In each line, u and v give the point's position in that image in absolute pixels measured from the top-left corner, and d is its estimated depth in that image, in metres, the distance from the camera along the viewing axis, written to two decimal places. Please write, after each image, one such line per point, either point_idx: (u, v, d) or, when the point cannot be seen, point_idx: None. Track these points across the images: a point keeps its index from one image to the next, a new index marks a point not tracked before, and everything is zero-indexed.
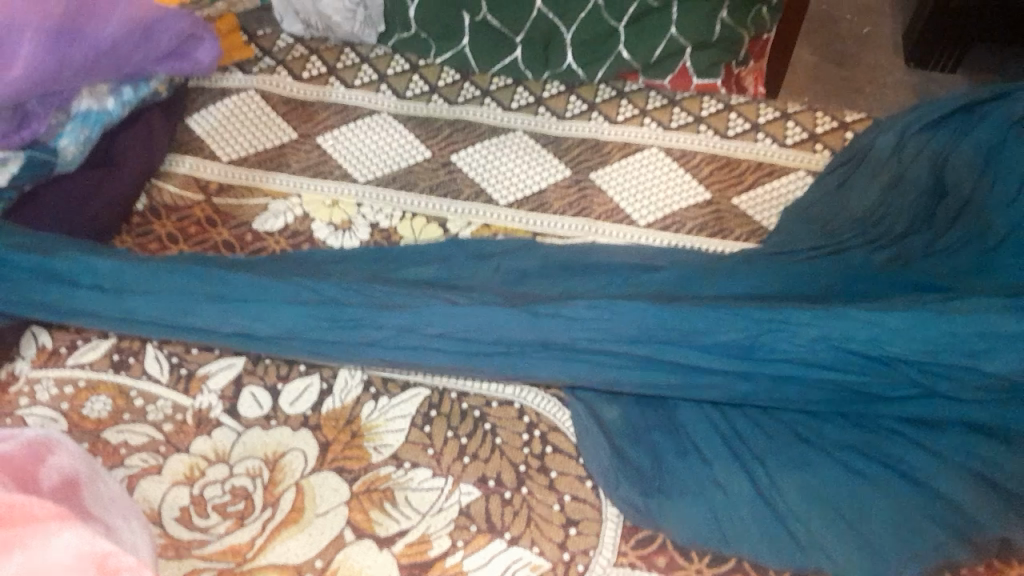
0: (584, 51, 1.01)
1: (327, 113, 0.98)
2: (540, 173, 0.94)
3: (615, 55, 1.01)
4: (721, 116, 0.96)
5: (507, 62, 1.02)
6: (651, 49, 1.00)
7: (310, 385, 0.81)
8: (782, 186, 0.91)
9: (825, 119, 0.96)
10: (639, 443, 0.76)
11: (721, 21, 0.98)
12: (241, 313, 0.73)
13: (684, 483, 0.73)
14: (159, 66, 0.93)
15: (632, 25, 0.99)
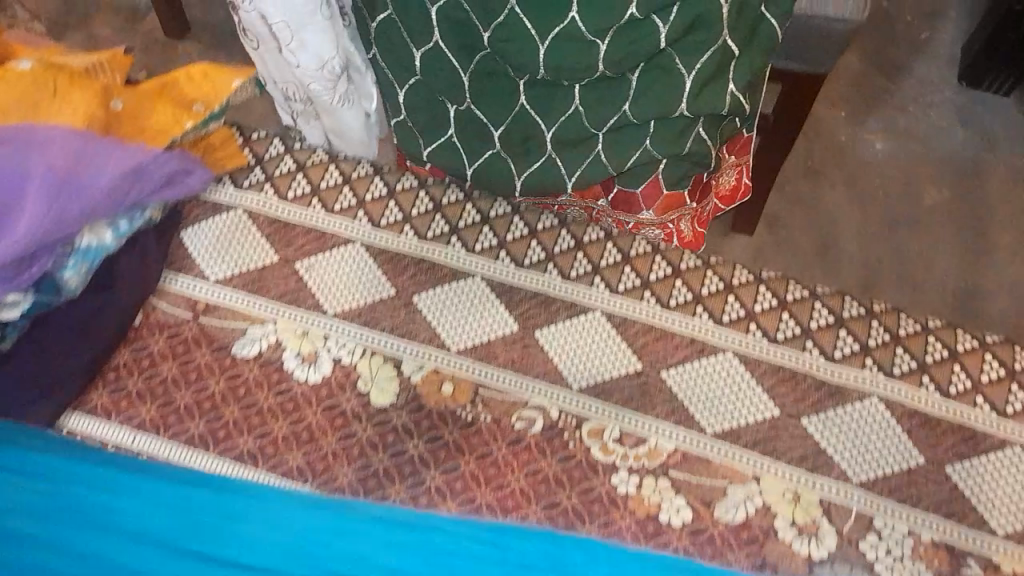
0: (563, 153, 0.97)
1: (305, 239, 1.07)
2: (492, 324, 1.02)
3: (593, 156, 0.96)
4: (667, 282, 1.03)
5: (489, 156, 1.02)
6: (620, 160, 0.95)
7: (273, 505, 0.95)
8: (710, 365, 0.98)
9: (766, 295, 1.02)
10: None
11: (694, 137, 0.92)
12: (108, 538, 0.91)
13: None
14: (155, 196, 1.03)
15: (610, 132, 0.93)
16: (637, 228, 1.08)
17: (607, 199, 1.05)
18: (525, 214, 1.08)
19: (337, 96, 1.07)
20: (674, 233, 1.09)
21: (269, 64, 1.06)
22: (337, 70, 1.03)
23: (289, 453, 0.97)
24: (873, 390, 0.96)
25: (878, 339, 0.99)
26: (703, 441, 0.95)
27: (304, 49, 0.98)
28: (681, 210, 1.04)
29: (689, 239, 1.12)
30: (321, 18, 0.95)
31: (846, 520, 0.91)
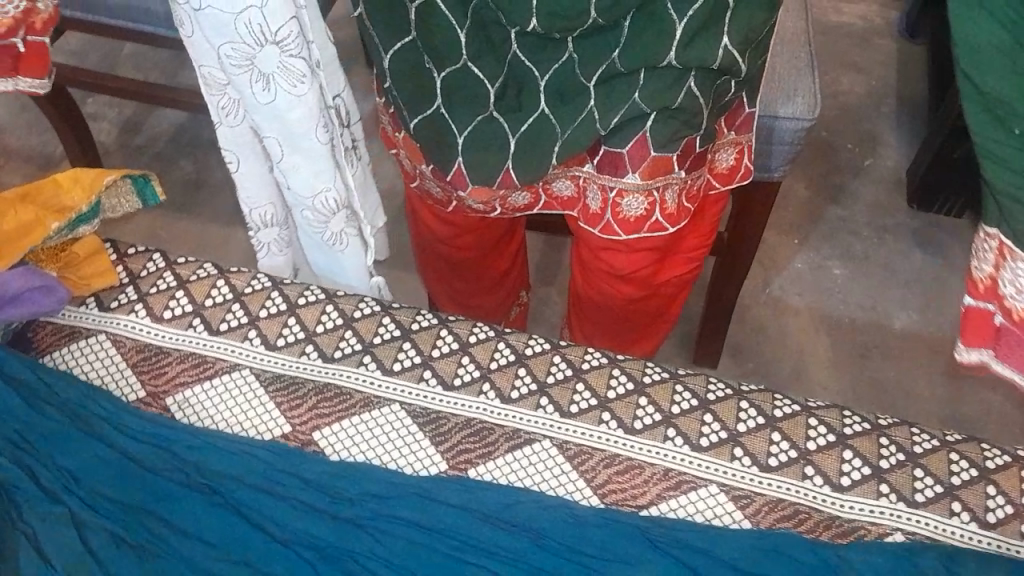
0: (554, 106, 0.84)
1: (180, 366, 0.86)
2: (413, 462, 0.81)
3: (583, 116, 0.84)
4: (628, 400, 0.84)
5: (484, 115, 0.85)
6: (606, 116, 0.83)
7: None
8: (689, 503, 0.78)
9: (750, 412, 0.83)
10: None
11: (686, 90, 0.79)
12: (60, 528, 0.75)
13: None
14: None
15: (600, 85, 0.81)
16: (618, 199, 0.90)
17: (592, 162, 0.91)
18: (455, 326, 0.90)
19: (331, 236, 0.98)
20: (659, 204, 0.90)
21: (249, 191, 0.95)
22: (341, 219, 0.96)
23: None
24: (895, 524, 0.76)
25: (891, 460, 0.80)
26: None
27: (294, 172, 0.89)
28: (668, 179, 0.88)
29: (672, 215, 0.92)
30: (322, 142, 0.87)
31: None
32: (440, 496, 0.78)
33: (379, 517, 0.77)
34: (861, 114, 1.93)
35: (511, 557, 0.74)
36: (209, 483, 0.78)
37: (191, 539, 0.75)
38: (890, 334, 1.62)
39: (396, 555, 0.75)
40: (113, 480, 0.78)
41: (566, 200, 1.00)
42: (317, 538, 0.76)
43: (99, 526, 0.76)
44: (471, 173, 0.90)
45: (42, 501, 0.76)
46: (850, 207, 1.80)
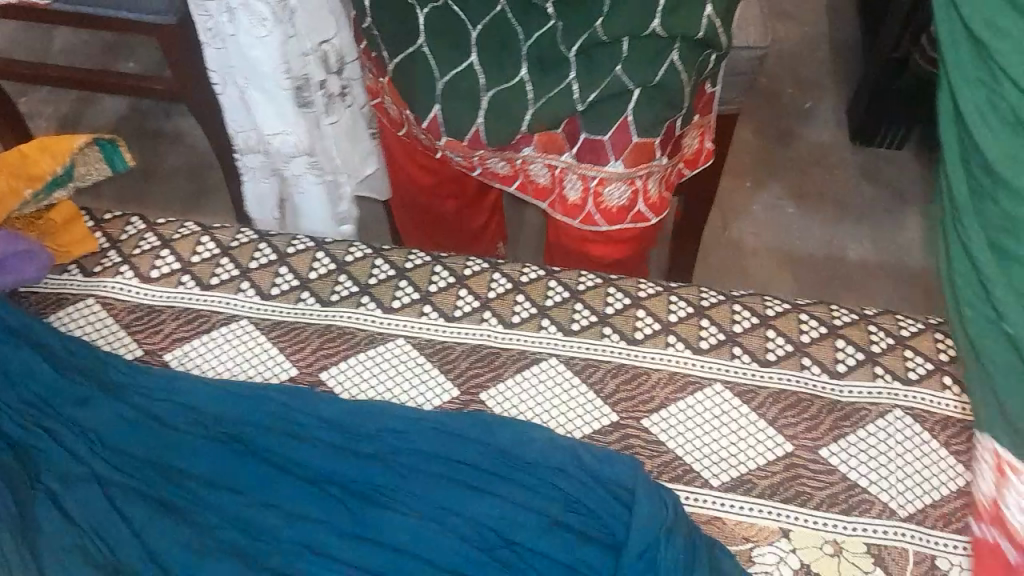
0: (533, 74, 0.84)
1: (175, 323, 0.85)
2: (424, 391, 0.81)
3: (561, 87, 0.84)
4: (627, 314, 0.86)
5: (462, 68, 0.87)
6: (585, 89, 0.83)
7: (222, 521, 0.73)
8: (697, 403, 0.80)
9: (743, 314, 0.86)
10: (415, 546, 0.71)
11: (669, 64, 0.80)
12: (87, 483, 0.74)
13: (476, 533, 0.71)
14: None
15: (582, 55, 0.82)
16: (601, 187, 0.91)
17: (572, 151, 0.90)
18: (448, 262, 0.91)
19: (292, 175, 1.06)
20: (641, 194, 0.91)
21: (231, 120, 1.03)
22: (300, 162, 1.04)
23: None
24: (895, 402, 0.80)
25: (881, 345, 0.84)
26: (711, 497, 0.75)
27: (256, 108, 0.97)
28: (650, 167, 0.89)
29: (654, 204, 0.94)
30: (282, 86, 0.94)
31: (903, 567, 0.71)
32: (456, 429, 0.76)
33: (402, 452, 0.76)
34: (809, 48, 1.91)
35: (528, 473, 0.74)
36: (224, 430, 0.77)
37: (214, 486, 0.75)
38: (850, 268, 1.62)
39: (409, 484, 0.74)
40: (132, 434, 0.77)
41: (541, 187, 0.98)
42: (331, 478, 0.75)
43: (123, 478, 0.75)
44: (445, 125, 0.91)
45: (64, 459, 0.76)
46: (798, 146, 1.78)
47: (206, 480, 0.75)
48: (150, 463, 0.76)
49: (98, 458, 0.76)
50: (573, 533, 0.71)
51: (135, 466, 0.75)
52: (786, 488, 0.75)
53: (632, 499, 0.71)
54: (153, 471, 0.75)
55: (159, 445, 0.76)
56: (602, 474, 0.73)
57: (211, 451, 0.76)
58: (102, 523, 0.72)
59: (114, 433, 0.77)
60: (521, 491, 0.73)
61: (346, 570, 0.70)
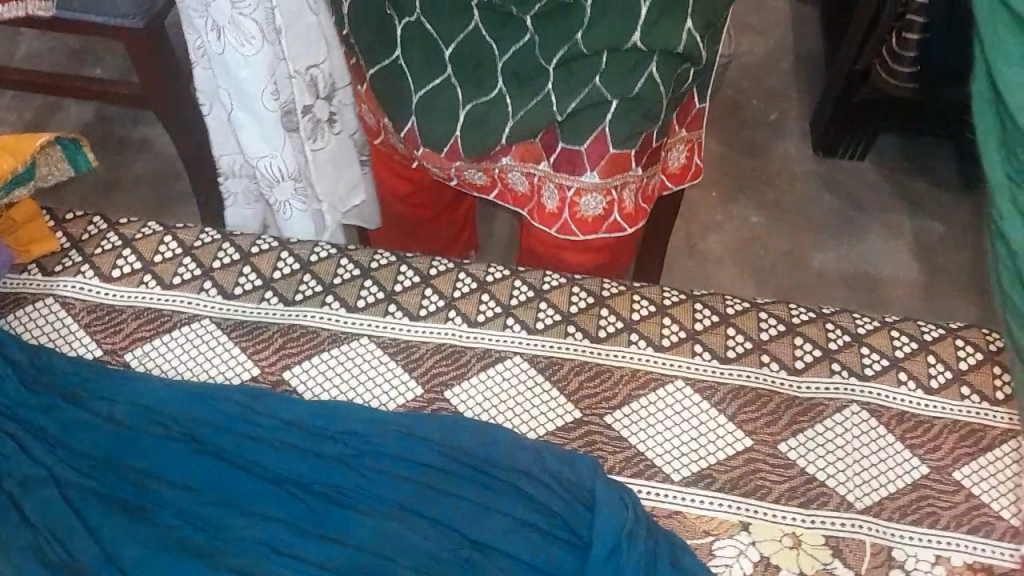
0: (512, 87, 0.85)
1: (136, 322, 0.84)
2: (387, 389, 0.81)
3: (538, 100, 0.85)
4: (591, 313, 0.87)
5: (441, 80, 0.88)
6: (563, 101, 0.84)
7: (180, 519, 0.72)
8: (659, 399, 0.81)
9: (704, 312, 0.87)
10: (372, 544, 0.70)
11: (647, 76, 0.80)
12: (42, 482, 0.73)
13: (436, 531, 0.70)
14: None
15: (560, 67, 0.82)
16: (577, 197, 0.93)
17: (548, 160, 0.92)
18: (414, 262, 0.91)
19: (278, 203, 1.01)
20: (616, 204, 0.93)
21: (217, 138, 0.99)
22: (287, 188, 0.99)
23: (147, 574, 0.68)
24: (852, 397, 0.82)
25: (838, 342, 0.85)
26: (672, 492, 0.75)
27: (243, 131, 0.92)
28: (625, 176, 0.90)
29: (629, 215, 0.95)
30: (269, 107, 0.90)
31: (860, 558, 0.72)
32: (417, 429, 0.75)
33: (364, 454, 0.74)
34: (774, 59, 1.94)
35: (489, 471, 0.73)
36: (181, 428, 0.75)
37: (171, 485, 0.73)
38: (810, 274, 1.61)
39: (367, 484, 0.72)
40: (87, 432, 0.75)
41: (518, 194, 1.00)
42: (289, 479, 0.73)
43: (79, 478, 0.73)
44: (423, 136, 0.94)
45: (20, 463, 0.73)
46: (760, 159, 1.77)
47: (162, 479, 0.73)
48: (105, 462, 0.74)
49: (53, 457, 0.74)
50: (536, 532, 0.70)
51: (90, 465, 0.74)
52: (745, 482, 0.76)
53: (592, 499, 0.71)
54: (110, 470, 0.74)
55: (115, 442, 0.75)
56: (560, 476, 0.73)
57: (167, 452, 0.74)
58: (58, 523, 0.71)
59: (71, 431, 0.75)
60: (485, 493, 0.72)
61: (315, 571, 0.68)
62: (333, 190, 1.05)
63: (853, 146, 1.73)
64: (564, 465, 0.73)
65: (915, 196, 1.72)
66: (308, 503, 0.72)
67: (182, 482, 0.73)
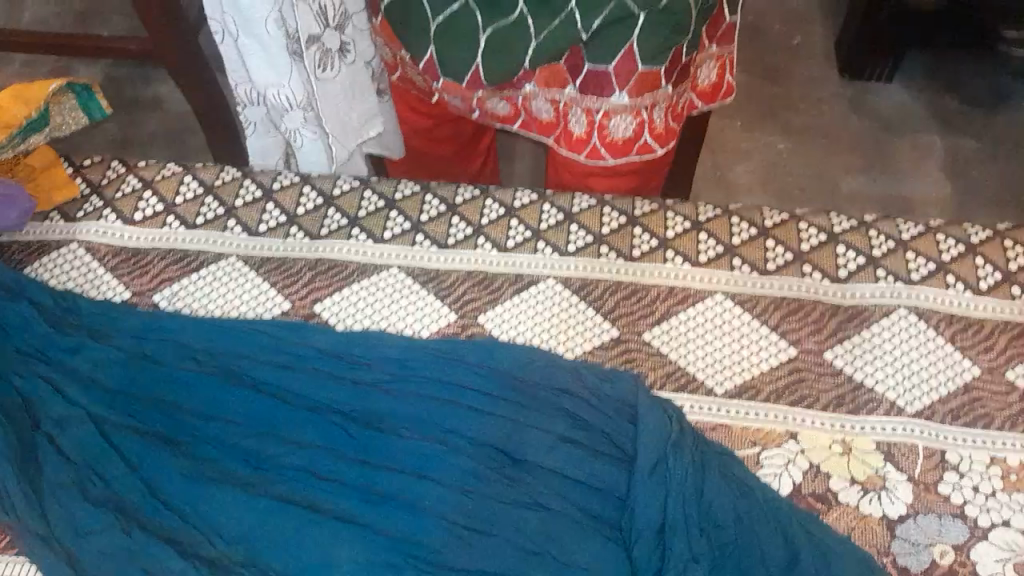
0: (534, 8, 0.81)
1: (163, 263, 0.83)
2: (420, 317, 0.80)
3: (560, 19, 0.81)
4: (624, 232, 0.85)
5: (457, 6, 0.84)
6: (587, 19, 0.80)
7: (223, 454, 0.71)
8: (698, 313, 0.79)
9: (741, 226, 0.85)
10: (415, 465, 0.69)
11: None
12: (84, 427, 0.72)
13: (477, 449, 0.69)
14: None
15: None
16: (605, 120, 0.90)
17: (575, 84, 0.89)
18: (439, 191, 0.89)
19: (291, 132, 0.98)
20: (646, 125, 0.90)
21: (233, 67, 0.95)
22: (297, 117, 0.96)
23: (195, 509, 0.68)
24: (898, 302, 0.79)
25: (882, 248, 0.83)
26: (716, 405, 0.74)
27: (250, 55, 0.90)
28: (655, 96, 0.87)
29: (659, 136, 0.92)
30: (274, 34, 0.87)
31: (913, 462, 0.70)
32: (454, 354, 0.73)
33: (397, 379, 0.73)
34: None
35: (527, 390, 0.71)
36: (220, 363, 0.74)
37: (215, 420, 0.72)
38: (837, 193, 1.58)
39: (404, 408, 0.71)
40: (123, 374, 0.74)
41: (543, 122, 0.97)
42: (326, 408, 0.72)
43: (119, 418, 0.72)
44: (443, 66, 0.91)
45: (59, 404, 0.73)
46: (786, 84, 1.71)
47: (204, 414, 0.73)
48: (145, 401, 0.73)
49: (92, 400, 0.73)
50: (579, 447, 0.68)
51: (134, 405, 0.73)
52: (791, 393, 0.74)
53: (636, 414, 0.70)
54: (153, 408, 0.73)
55: (156, 381, 0.74)
56: (602, 393, 0.71)
57: (207, 388, 0.73)
58: (102, 466, 0.70)
59: (110, 373, 0.74)
60: (518, 409, 0.70)
61: (360, 495, 0.68)
62: (345, 123, 0.96)
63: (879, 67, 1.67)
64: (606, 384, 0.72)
65: (947, 112, 1.66)
66: (348, 431, 0.71)
67: (224, 419, 0.72)
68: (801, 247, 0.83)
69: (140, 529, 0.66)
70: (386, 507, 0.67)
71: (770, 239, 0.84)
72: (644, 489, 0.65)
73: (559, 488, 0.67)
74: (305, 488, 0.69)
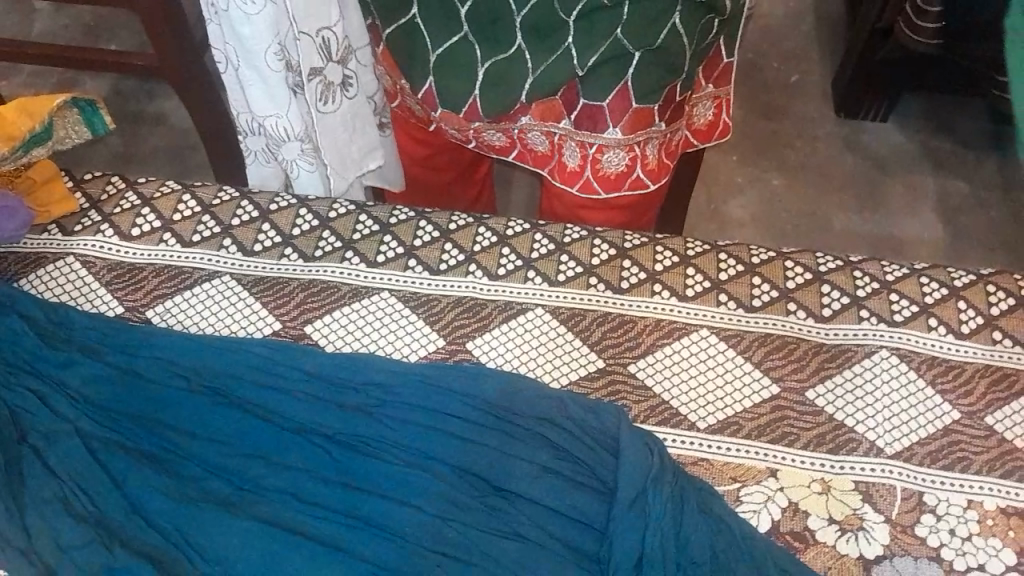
0: (532, 43, 0.83)
1: (157, 278, 0.84)
2: (409, 342, 0.81)
3: (558, 54, 0.83)
4: (613, 264, 0.86)
5: (457, 38, 0.86)
6: (584, 55, 0.82)
7: (208, 472, 0.72)
8: (683, 348, 0.80)
9: (729, 262, 0.86)
10: (398, 490, 0.70)
11: (670, 26, 0.78)
12: (74, 440, 0.72)
13: (459, 477, 0.70)
14: None
15: (581, 20, 0.79)
16: (599, 154, 0.92)
17: (570, 118, 0.90)
18: (433, 217, 0.90)
19: (288, 161, 1.01)
20: (639, 160, 0.92)
21: (235, 97, 0.98)
22: (294, 148, 0.99)
23: (178, 525, 0.68)
24: (881, 343, 0.80)
25: (867, 289, 0.84)
26: (698, 440, 0.75)
27: (249, 87, 0.92)
28: (649, 132, 0.89)
29: (653, 171, 0.94)
30: (273, 65, 0.89)
31: (890, 503, 0.71)
32: (441, 380, 0.74)
33: (385, 403, 0.74)
34: (795, 18, 1.89)
35: (513, 419, 0.72)
36: (209, 382, 0.75)
37: (200, 440, 0.73)
38: (829, 232, 1.59)
39: (389, 433, 0.72)
40: (112, 391, 0.75)
41: (539, 154, 0.99)
42: (312, 430, 0.73)
43: (108, 434, 0.73)
44: (441, 96, 0.92)
45: (46, 417, 0.74)
46: (782, 122, 1.74)
47: (191, 434, 0.73)
48: (132, 417, 0.74)
49: (80, 415, 0.74)
50: (560, 478, 0.69)
51: (122, 421, 0.74)
52: (773, 431, 0.75)
53: (618, 446, 0.71)
54: (140, 425, 0.74)
55: (144, 394, 0.75)
56: (585, 425, 0.72)
57: (195, 408, 0.74)
58: (88, 480, 0.71)
59: (102, 389, 0.75)
60: (503, 438, 0.71)
61: (341, 518, 0.68)
62: (345, 156, 0.99)
63: (874, 108, 1.69)
64: (590, 417, 0.73)
65: (940, 155, 1.68)
66: (330, 454, 0.72)
67: (211, 438, 0.73)
68: (788, 285, 0.84)
69: (122, 546, 0.67)
70: (367, 532, 0.67)
71: (757, 277, 0.85)
72: (624, 524, 0.66)
73: (540, 519, 0.67)
74: (287, 510, 0.69)
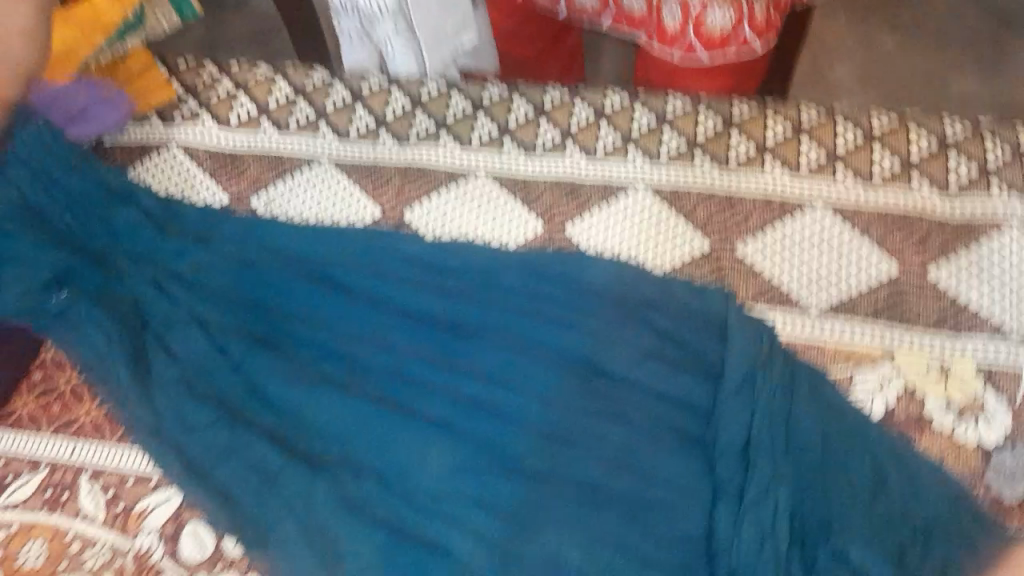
0: None
1: (258, 166, 0.85)
2: (510, 224, 0.79)
3: None
4: (720, 139, 0.81)
5: None
6: None
7: (320, 354, 0.74)
8: (795, 227, 0.76)
9: (846, 132, 0.80)
10: (504, 371, 0.70)
11: None
12: (194, 323, 0.75)
13: (563, 360, 0.70)
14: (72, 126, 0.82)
15: None
16: (702, 13, 0.85)
17: None
18: (526, 93, 0.87)
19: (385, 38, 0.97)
20: (746, 19, 0.84)
21: None
22: (388, 25, 0.94)
23: (296, 402, 0.71)
24: (1014, 216, 0.74)
25: (998, 158, 0.77)
26: (809, 322, 0.72)
27: None
28: None
29: (761, 31, 0.86)
30: None
31: (1015, 385, 0.68)
32: (542, 264, 0.74)
33: (487, 289, 0.74)
34: None
35: (616, 304, 0.71)
36: (315, 268, 0.77)
37: (310, 326, 0.75)
38: (944, 97, 1.47)
39: (492, 317, 0.72)
40: (226, 277, 0.77)
41: (635, 18, 0.91)
42: (416, 315, 0.74)
43: (222, 318, 0.76)
44: None
45: (166, 304, 0.76)
46: None
47: (301, 319, 0.75)
48: (247, 303, 0.77)
49: (198, 299, 0.76)
50: (665, 363, 0.68)
51: (237, 306, 0.76)
52: (889, 312, 0.72)
53: (724, 331, 0.70)
54: (254, 310, 0.76)
55: (257, 281, 0.77)
56: (690, 310, 0.71)
57: (303, 294, 0.76)
58: (209, 361, 0.74)
59: (217, 276, 0.78)
60: (607, 323, 0.70)
61: (449, 398, 0.70)
62: (438, 30, 0.94)
63: None
64: (696, 302, 0.71)
65: None
66: (435, 337, 0.73)
67: (320, 323, 0.75)
68: (910, 157, 0.78)
69: (247, 421, 0.70)
70: (474, 413, 0.69)
71: (877, 148, 0.79)
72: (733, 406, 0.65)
73: (647, 404, 0.67)
74: (396, 392, 0.71)
